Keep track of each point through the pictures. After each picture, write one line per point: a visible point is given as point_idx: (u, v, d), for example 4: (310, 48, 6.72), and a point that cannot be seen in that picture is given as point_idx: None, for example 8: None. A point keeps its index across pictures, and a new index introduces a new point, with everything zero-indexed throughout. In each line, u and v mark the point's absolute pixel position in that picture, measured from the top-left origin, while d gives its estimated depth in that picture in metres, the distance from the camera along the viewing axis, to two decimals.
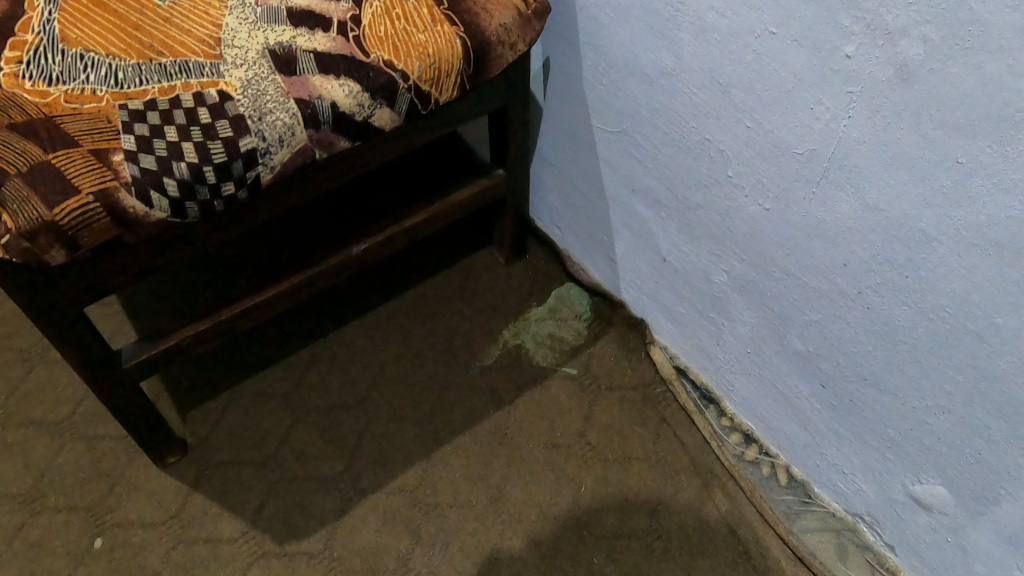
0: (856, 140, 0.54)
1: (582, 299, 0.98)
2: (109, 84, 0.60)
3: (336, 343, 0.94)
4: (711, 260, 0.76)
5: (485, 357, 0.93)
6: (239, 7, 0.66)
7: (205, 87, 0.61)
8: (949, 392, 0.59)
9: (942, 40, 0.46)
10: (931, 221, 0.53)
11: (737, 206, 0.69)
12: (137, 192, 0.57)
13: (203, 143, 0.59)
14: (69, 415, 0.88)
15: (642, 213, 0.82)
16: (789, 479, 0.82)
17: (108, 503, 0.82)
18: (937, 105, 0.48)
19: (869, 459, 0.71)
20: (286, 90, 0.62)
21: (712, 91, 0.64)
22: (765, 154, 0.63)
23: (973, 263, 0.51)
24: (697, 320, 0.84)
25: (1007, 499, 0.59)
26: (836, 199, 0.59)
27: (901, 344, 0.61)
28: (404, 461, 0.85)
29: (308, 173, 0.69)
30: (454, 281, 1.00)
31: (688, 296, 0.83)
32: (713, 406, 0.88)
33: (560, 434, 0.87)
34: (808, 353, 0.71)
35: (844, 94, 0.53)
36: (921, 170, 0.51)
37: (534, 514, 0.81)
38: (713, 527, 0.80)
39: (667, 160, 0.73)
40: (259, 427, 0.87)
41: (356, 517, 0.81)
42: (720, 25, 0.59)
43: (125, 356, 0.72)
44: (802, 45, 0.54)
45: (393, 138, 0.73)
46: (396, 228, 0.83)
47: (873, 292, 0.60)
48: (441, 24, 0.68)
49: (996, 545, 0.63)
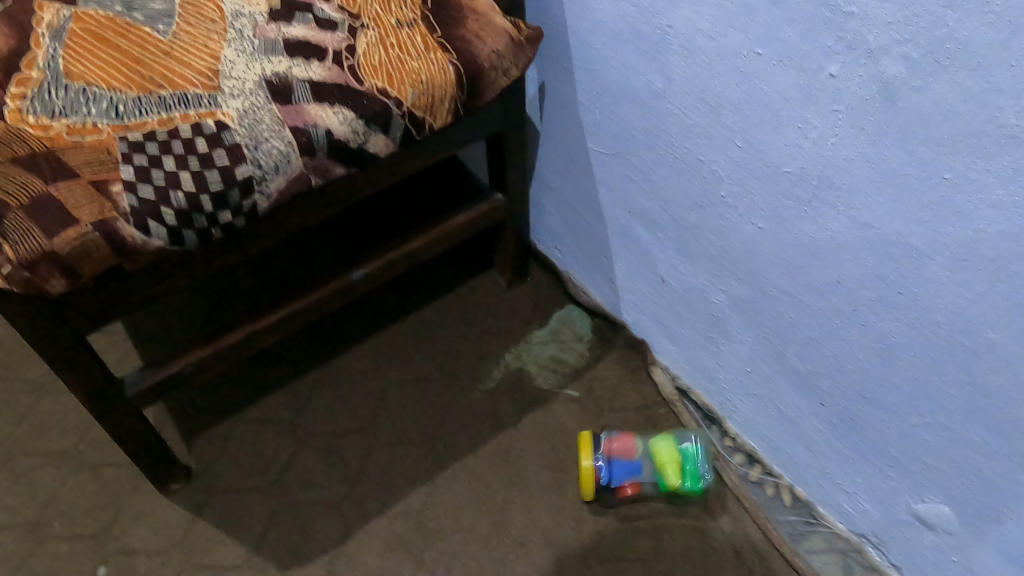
0: (844, 158, 0.55)
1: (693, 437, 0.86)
2: (109, 116, 0.62)
3: (338, 367, 0.95)
4: (709, 280, 0.76)
5: (487, 381, 0.93)
6: (237, 40, 0.68)
7: (202, 117, 0.62)
8: (949, 409, 0.59)
9: (922, 58, 0.46)
10: (922, 238, 0.53)
11: (731, 226, 0.69)
12: (135, 222, 0.58)
13: (199, 173, 0.60)
14: (75, 444, 0.89)
15: (640, 235, 0.82)
16: (794, 499, 0.81)
17: (113, 530, 0.82)
18: (921, 122, 0.48)
19: (881, 483, 0.70)
20: (282, 119, 0.63)
21: (702, 112, 0.64)
22: (756, 173, 0.63)
23: (964, 279, 0.52)
24: (761, 406, 0.80)
25: (1012, 516, 0.58)
26: (827, 217, 0.59)
27: (898, 361, 0.60)
28: (407, 486, 0.85)
29: (301, 200, 0.70)
30: (455, 306, 1.00)
31: (797, 430, 0.76)
32: (715, 426, 0.87)
33: (562, 458, 0.86)
34: (847, 453, 0.72)
35: (829, 113, 0.54)
36: (909, 186, 0.51)
37: (537, 538, 0.80)
38: (718, 549, 0.80)
39: (663, 182, 0.74)
40: (263, 452, 0.88)
41: (359, 542, 0.81)
42: (709, 47, 0.60)
43: (128, 384, 0.72)
44: (787, 66, 0.55)
45: (392, 163, 0.74)
46: (394, 252, 0.83)
47: (868, 310, 0.60)
48: (434, 51, 0.69)
49: (1000, 566, 0.62)
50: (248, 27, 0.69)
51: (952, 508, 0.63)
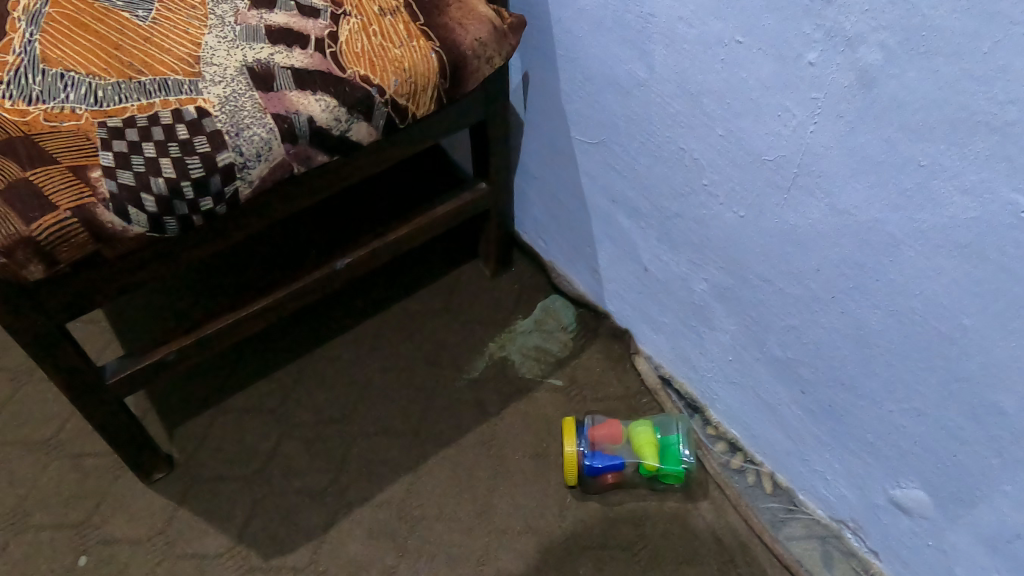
0: (822, 145, 0.55)
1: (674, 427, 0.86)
2: (88, 102, 0.61)
3: (322, 357, 0.95)
4: (691, 269, 0.76)
5: (471, 370, 0.93)
6: (217, 26, 0.67)
7: (183, 104, 0.62)
8: (925, 394, 0.59)
9: (898, 46, 0.47)
10: (898, 225, 0.53)
11: (713, 214, 0.69)
12: (115, 208, 0.58)
13: (180, 159, 0.60)
14: (56, 433, 0.88)
15: (623, 224, 0.82)
16: (774, 487, 0.82)
17: (94, 520, 0.82)
18: (897, 109, 0.49)
19: (858, 468, 0.70)
20: (263, 106, 0.63)
21: (684, 101, 0.65)
22: (737, 161, 0.63)
23: (939, 265, 0.52)
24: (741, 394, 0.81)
25: (984, 499, 0.59)
26: (806, 205, 0.59)
27: (875, 347, 0.61)
28: (390, 475, 0.85)
29: (283, 188, 0.70)
30: (440, 295, 1.00)
31: (777, 418, 0.77)
32: (698, 414, 0.88)
33: (546, 446, 0.87)
34: (825, 439, 0.73)
35: (808, 101, 0.54)
36: (886, 173, 0.52)
37: (520, 525, 0.81)
38: (699, 535, 0.80)
39: (645, 171, 0.74)
40: (246, 441, 0.87)
41: (342, 530, 0.81)
42: (690, 35, 0.60)
43: (109, 372, 0.72)
44: (767, 54, 0.55)
45: (375, 151, 0.74)
46: (377, 241, 0.83)
47: (847, 297, 0.61)
48: (417, 39, 0.69)
49: (973, 548, 0.63)
50: (229, 13, 0.68)
51: (927, 492, 0.64)
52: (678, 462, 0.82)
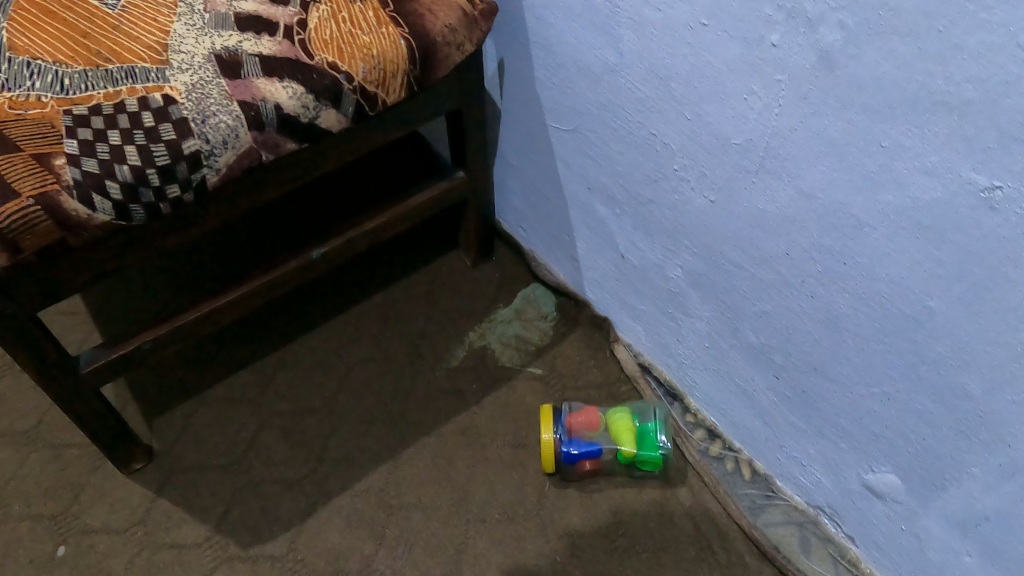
0: (787, 128, 0.55)
1: (655, 410, 0.86)
2: (54, 90, 0.61)
3: (301, 347, 0.95)
4: (666, 255, 0.76)
5: (451, 359, 0.93)
6: (187, 13, 0.66)
7: (149, 91, 0.61)
8: (894, 378, 0.59)
9: (857, 26, 0.46)
10: (863, 207, 0.53)
11: (685, 200, 0.69)
12: (79, 196, 0.59)
13: (145, 147, 0.60)
14: (36, 424, 0.88)
15: (600, 211, 0.82)
16: (752, 473, 0.82)
17: (74, 510, 0.82)
18: (859, 90, 0.49)
19: (832, 453, 0.70)
20: (229, 93, 0.63)
21: (652, 86, 0.64)
22: (706, 146, 0.63)
23: (904, 248, 0.52)
24: (716, 379, 0.80)
25: (954, 483, 0.59)
26: (775, 188, 0.59)
27: (845, 332, 0.61)
28: (369, 464, 0.85)
29: (254, 177, 0.70)
30: (421, 285, 1.00)
31: (753, 404, 0.77)
32: (677, 402, 0.88)
33: (525, 435, 0.87)
34: (800, 425, 0.72)
35: (772, 83, 0.54)
36: (849, 155, 0.52)
37: (498, 514, 0.81)
38: (677, 522, 0.80)
39: (619, 157, 0.74)
40: (225, 432, 0.88)
41: (321, 519, 0.81)
42: (656, 19, 0.59)
43: (83, 362, 0.72)
44: (731, 37, 0.55)
45: (347, 139, 0.74)
46: (354, 231, 0.83)
47: (816, 281, 0.61)
48: (385, 26, 0.68)
49: (945, 533, 0.63)
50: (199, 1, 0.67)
51: (899, 476, 0.64)
52: (655, 448, 0.82)
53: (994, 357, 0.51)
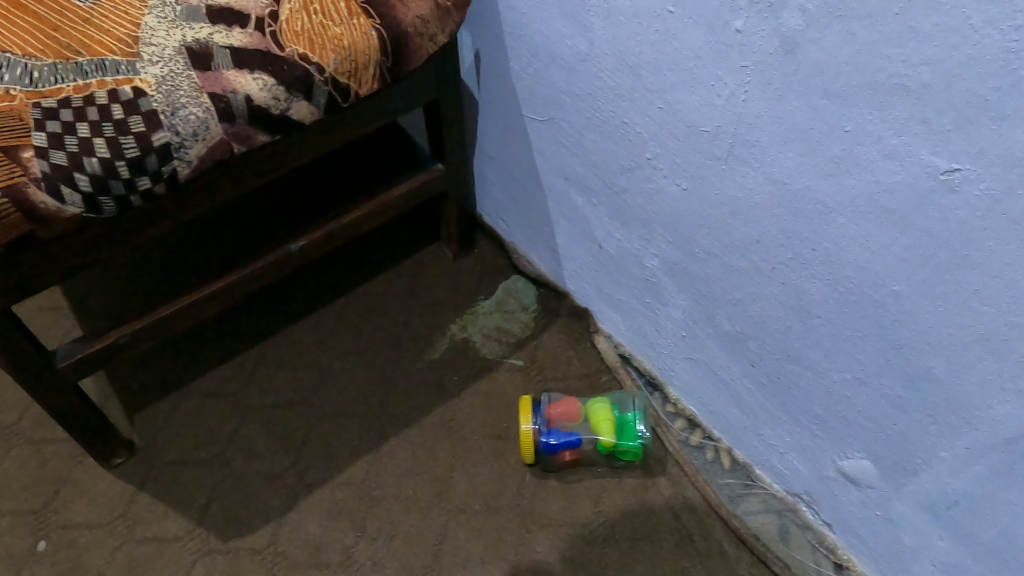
0: (754, 114, 0.55)
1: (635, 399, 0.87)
2: (23, 83, 0.61)
3: (283, 341, 0.95)
4: (642, 245, 0.76)
5: (432, 351, 0.93)
6: (159, 6, 0.66)
7: (119, 84, 0.61)
8: (864, 363, 0.59)
9: (817, 10, 0.46)
10: (828, 192, 0.53)
11: (658, 188, 0.69)
12: (47, 188, 0.59)
13: (114, 139, 0.60)
14: (17, 420, 0.88)
15: (577, 201, 0.82)
16: (732, 462, 0.83)
17: (55, 505, 0.82)
18: (821, 74, 0.49)
19: (807, 440, 0.71)
20: (200, 85, 0.63)
21: (623, 74, 0.64)
22: (677, 134, 0.63)
23: (869, 232, 0.52)
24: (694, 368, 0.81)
25: (926, 466, 0.59)
26: (743, 175, 0.59)
27: (816, 319, 0.61)
28: (349, 456, 0.85)
29: (228, 170, 0.70)
30: (403, 278, 1.00)
31: (730, 393, 0.77)
32: (658, 393, 0.88)
33: (505, 426, 0.87)
34: (776, 412, 0.73)
35: (738, 69, 0.54)
36: (814, 140, 0.52)
37: (477, 504, 0.81)
38: (657, 511, 0.81)
39: (593, 146, 0.74)
40: (206, 426, 0.88)
41: (301, 512, 0.81)
42: (624, 6, 0.59)
43: (59, 356, 0.72)
44: (697, 23, 0.55)
45: (322, 132, 0.74)
46: (332, 224, 0.83)
47: (786, 267, 0.61)
48: (357, 17, 0.68)
49: (918, 517, 0.63)
50: None
51: (872, 461, 0.64)
52: (634, 438, 0.83)
53: (959, 340, 0.51)
